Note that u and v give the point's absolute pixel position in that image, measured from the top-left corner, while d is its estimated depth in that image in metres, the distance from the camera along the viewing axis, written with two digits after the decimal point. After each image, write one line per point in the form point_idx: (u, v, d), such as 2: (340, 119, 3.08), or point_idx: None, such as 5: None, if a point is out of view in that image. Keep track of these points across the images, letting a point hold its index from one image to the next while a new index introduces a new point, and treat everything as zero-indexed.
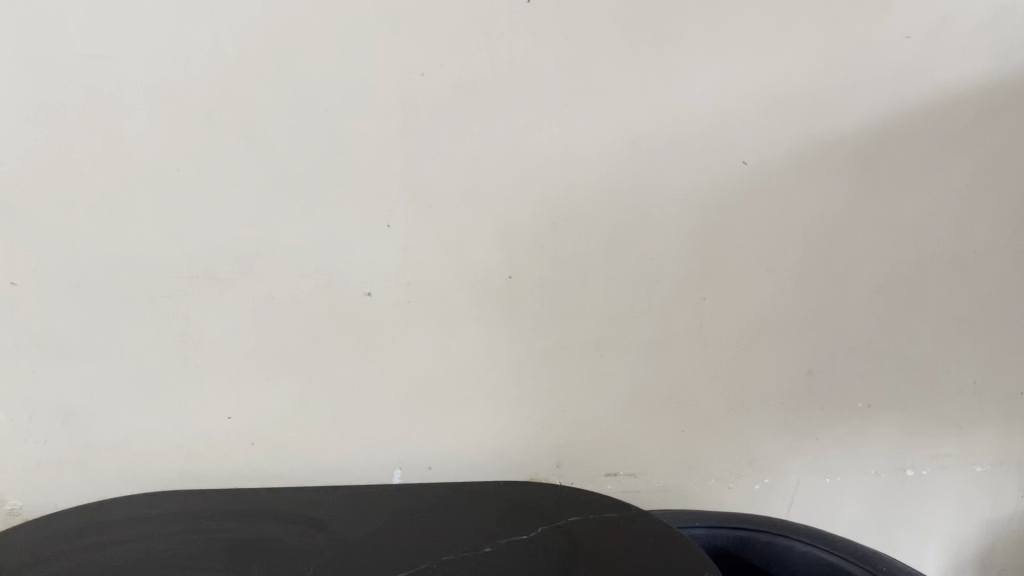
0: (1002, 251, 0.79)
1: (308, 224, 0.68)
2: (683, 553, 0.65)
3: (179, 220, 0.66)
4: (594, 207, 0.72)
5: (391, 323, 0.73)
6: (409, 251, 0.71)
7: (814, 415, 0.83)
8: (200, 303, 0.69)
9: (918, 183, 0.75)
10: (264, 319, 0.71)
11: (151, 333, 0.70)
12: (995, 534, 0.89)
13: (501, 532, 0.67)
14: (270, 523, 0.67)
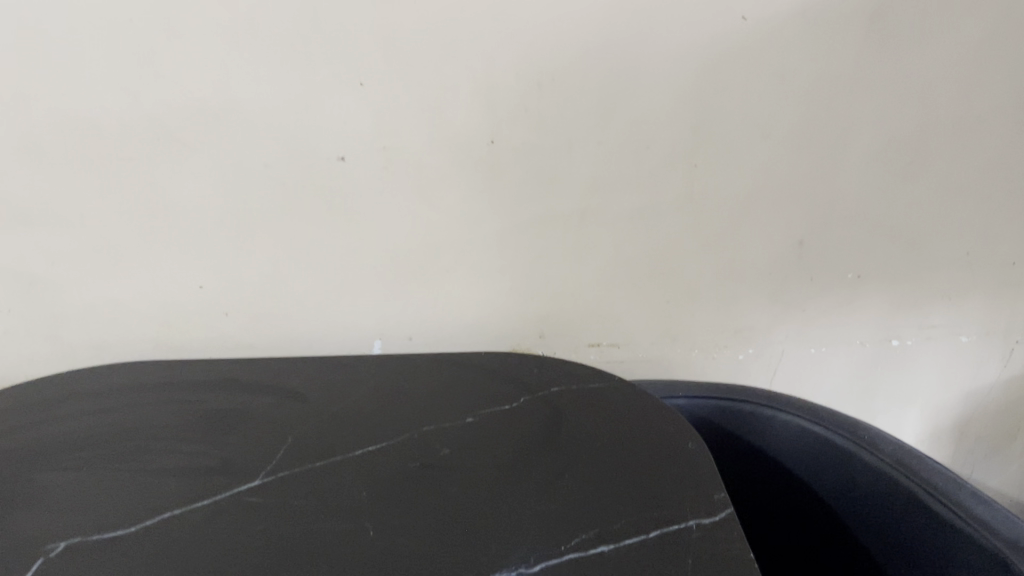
0: (1008, 115, 0.75)
1: (275, 84, 0.64)
2: (665, 423, 0.64)
3: (135, 78, 0.62)
4: (581, 67, 0.67)
5: (366, 190, 0.70)
6: (385, 114, 0.67)
7: (802, 286, 0.82)
8: (165, 169, 0.66)
9: (928, 41, 0.70)
10: (233, 186, 0.68)
11: (115, 201, 0.67)
12: (974, 403, 0.90)
13: (481, 403, 0.67)
14: (248, 394, 0.66)
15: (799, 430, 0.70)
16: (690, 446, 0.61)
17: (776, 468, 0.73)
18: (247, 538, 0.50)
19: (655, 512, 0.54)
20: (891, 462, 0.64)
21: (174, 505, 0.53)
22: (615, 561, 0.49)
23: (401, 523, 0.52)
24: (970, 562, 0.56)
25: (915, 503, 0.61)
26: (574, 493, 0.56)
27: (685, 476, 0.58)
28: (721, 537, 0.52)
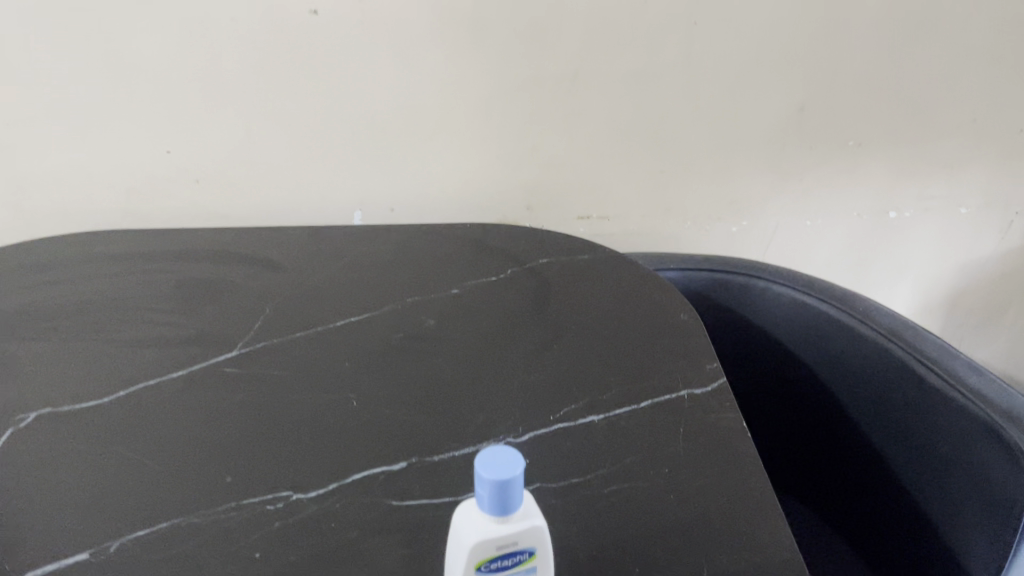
0: None
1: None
2: (657, 293, 0.62)
3: None
4: None
5: (343, 48, 0.65)
6: None
7: (800, 154, 0.78)
8: (122, 21, 0.61)
9: None
10: (198, 41, 0.63)
11: (69, 57, 0.62)
12: (969, 276, 0.89)
13: (468, 274, 0.64)
14: (223, 264, 0.64)
15: (792, 301, 0.69)
16: (684, 318, 0.59)
17: (766, 341, 0.72)
18: (226, 410, 0.49)
19: (646, 383, 0.53)
20: (885, 333, 0.62)
21: (147, 376, 0.51)
22: (604, 432, 0.49)
23: (385, 394, 0.51)
24: (960, 431, 0.56)
25: (908, 374, 0.60)
26: (563, 364, 0.54)
27: (678, 348, 0.56)
28: (712, 406, 0.51)
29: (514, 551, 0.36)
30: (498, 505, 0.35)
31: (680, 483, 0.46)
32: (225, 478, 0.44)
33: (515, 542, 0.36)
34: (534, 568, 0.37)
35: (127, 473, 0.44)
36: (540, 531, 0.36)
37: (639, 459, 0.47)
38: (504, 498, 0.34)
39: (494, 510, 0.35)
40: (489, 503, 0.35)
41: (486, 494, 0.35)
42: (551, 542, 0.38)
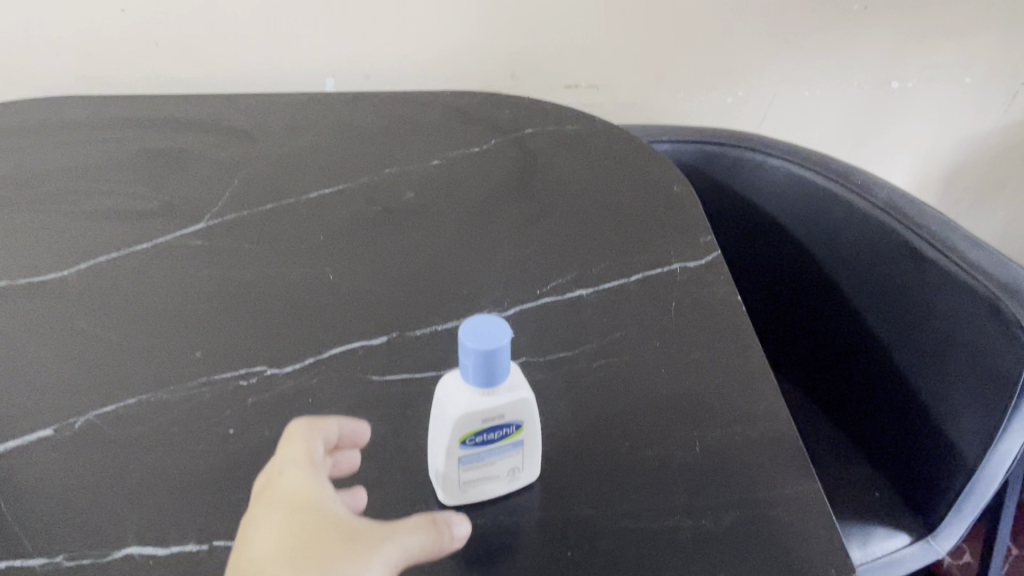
0: None
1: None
2: (649, 161, 0.59)
3: None
4: None
5: None
6: None
7: (801, 20, 0.74)
8: None
9: None
10: None
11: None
12: (968, 150, 0.86)
13: (449, 139, 0.60)
14: (186, 131, 0.60)
15: (786, 174, 0.66)
16: (677, 188, 0.56)
17: (759, 215, 0.69)
18: (193, 285, 0.47)
19: (637, 257, 0.50)
20: (882, 205, 0.60)
21: (111, 250, 0.49)
22: (593, 306, 0.47)
23: (363, 266, 0.49)
24: (955, 307, 0.55)
25: (905, 248, 0.58)
26: (550, 236, 0.52)
27: (672, 220, 0.53)
28: (706, 278, 0.49)
29: (500, 423, 0.34)
30: (483, 376, 0.33)
31: (671, 357, 0.44)
32: (194, 354, 0.42)
33: (501, 414, 0.34)
34: (521, 440, 0.36)
35: (92, 351, 0.42)
36: (528, 403, 0.34)
37: (629, 332, 0.45)
38: (489, 368, 0.32)
39: (479, 381, 0.33)
40: (473, 373, 0.33)
41: (470, 364, 0.33)
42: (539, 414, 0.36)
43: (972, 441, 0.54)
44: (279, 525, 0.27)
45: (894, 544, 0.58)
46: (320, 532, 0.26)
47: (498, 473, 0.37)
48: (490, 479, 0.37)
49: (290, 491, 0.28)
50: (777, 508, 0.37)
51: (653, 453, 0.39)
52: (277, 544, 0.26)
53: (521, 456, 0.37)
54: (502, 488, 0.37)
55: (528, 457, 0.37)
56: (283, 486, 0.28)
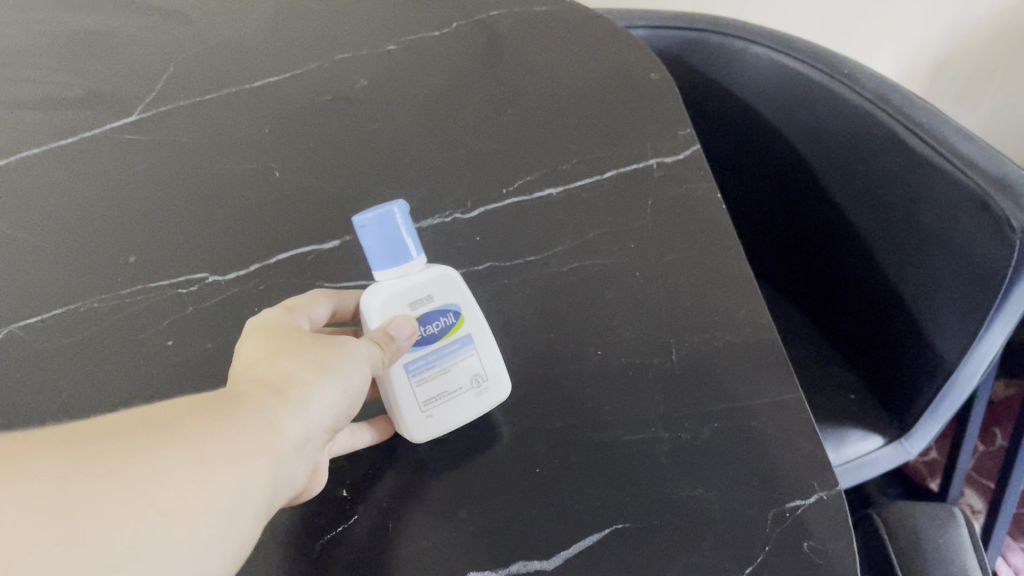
0: None
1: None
2: (624, 44, 0.53)
3: None
4: None
5: None
6: None
7: None
8: None
9: None
10: None
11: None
12: (965, 35, 0.78)
13: (405, 19, 0.54)
14: (115, 8, 0.54)
15: (770, 63, 0.61)
16: (654, 76, 0.51)
17: (741, 106, 0.65)
18: (127, 184, 0.43)
19: (610, 152, 0.46)
20: (871, 98, 0.55)
21: (36, 144, 0.44)
22: (563, 206, 0.44)
23: (313, 163, 0.45)
24: (942, 205, 0.51)
25: (893, 140, 0.54)
26: (516, 130, 0.48)
27: (649, 111, 0.48)
28: (685, 176, 0.45)
29: (435, 309, 0.34)
30: (389, 253, 0.33)
31: (647, 261, 0.41)
32: (128, 259, 0.39)
33: (428, 298, 0.34)
34: (469, 338, 0.35)
35: (18, 260, 0.39)
36: (450, 280, 0.34)
37: (602, 234, 0.42)
38: (393, 243, 0.33)
39: (390, 261, 0.33)
40: (381, 254, 0.33)
41: (373, 245, 0.33)
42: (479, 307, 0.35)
43: (956, 344, 0.52)
44: (270, 337, 0.31)
45: (868, 445, 0.58)
46: (316, 339, 0.31)
47: (461, 386, 0.34)
48: (452, 393, 0.34)
49: (280, 321, 0.32)
50: (756, 421, 0.35)
51: (624, 363, 0.37)
52: (276, 350, 0.30)
53: (478, 358, 0.35)
54: (471, 406, 0.35)
55: (487, 358, 0.35)
56: (272, 319, 0.32)
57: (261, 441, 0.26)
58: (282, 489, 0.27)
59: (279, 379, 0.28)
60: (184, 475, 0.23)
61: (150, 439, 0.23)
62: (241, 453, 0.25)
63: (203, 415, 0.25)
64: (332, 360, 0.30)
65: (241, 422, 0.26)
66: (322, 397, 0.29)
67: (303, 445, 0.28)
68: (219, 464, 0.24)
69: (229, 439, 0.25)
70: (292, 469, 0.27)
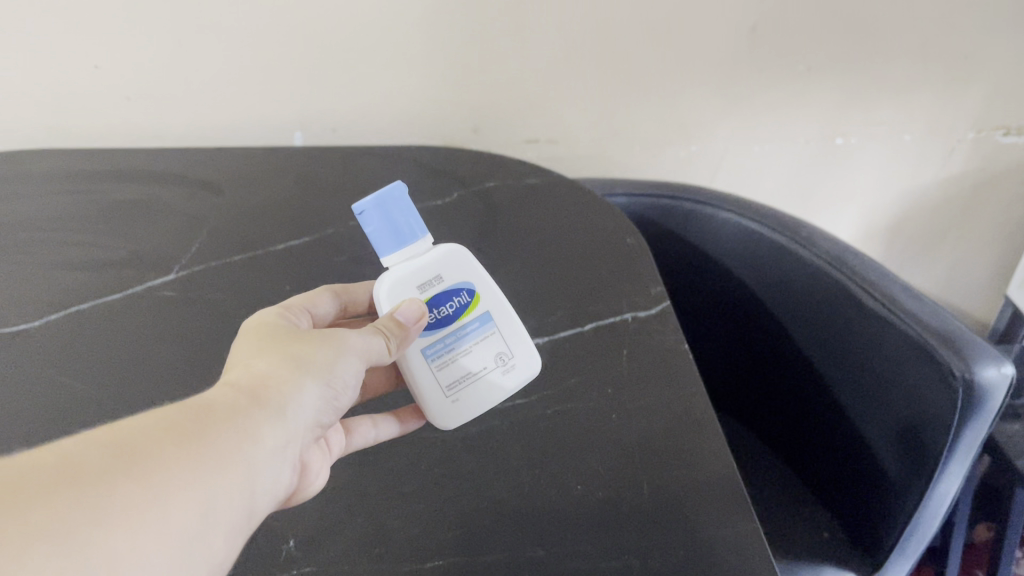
0: None
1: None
2: (606, 215, 0.60)
3: None
4: None
5: None
6: None
7: (751, 78, 0.72)
8: None
9: None
10: None
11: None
12: (915, 202, 0.86)
13: (411, 193, 0.62)
14: (155, 182, 0.61)
15: (738, 226, 0.68)
16: (630, 242, 0.58)
17: (711, 264, 0.72)
18: (163, 334, 0.48)
19: (590, 306, 0.52)
20: (827, 258, 0.62)
21: (81, 298, 0.50)
22: (547, 354, 0.49)
23: None
24: (895, 357, 0.56)
25: (848, 298, 0.60)
26: (509, 287, 0.54)
27: (626, 271, 0.55)
28: (656, 328, 0.51)
29: (449, 290, 0.43)
30: (391, 236, 0.41)
31: (622, 403, 0.46)
32: (162, 402, 0.44)
33: (439, 277, 0.43)
34: (484, 316, 0.43)
35: (62, 402, 0.43)
36: (454, 262, 0.43)
37: (582, 379, 0.48)
38: (392, 224, 0.41)
39: (394, 243, 0.42)
40: (384, 238, 0.41)
41: (377, 231, 0.41)
42: (491, 291, 0.44)
43: (904, 471, 0.57)
44: (252, 343, 0.35)
45: None
46: (308, 336, 0.36)
47: (488, 364, 0.43)
48: (479, 372, 0.43)
49: (276, 322, 0.38)
50: (721, 552, 0.39)
51: (602, 496, 0.42)
52: (262, 356, 0.34)
53: (499, 336, 0.44)
54: (493, 381, 0.43)
55: (509, 337, 0.44)
56: (271, 317, 0.38)
57: (236, 451, 0.29)
58: (261, 492, 0.31)
59: (260, 380, 0.33)
60: (167, 474, 0.26)
61: (141, 439, 0.27)
62: (216, 452, 0.28)
63: (183, 423, 0.29)
64: (311, 359, 0.35)
65: (218, 434, 0.29)
66: (298, 397, 0.33)
67: (278, 451, 0.32)
68: (200, 462, 0.27)
69: (210, 440, 0.29)
70: (270, 474, 0.31)
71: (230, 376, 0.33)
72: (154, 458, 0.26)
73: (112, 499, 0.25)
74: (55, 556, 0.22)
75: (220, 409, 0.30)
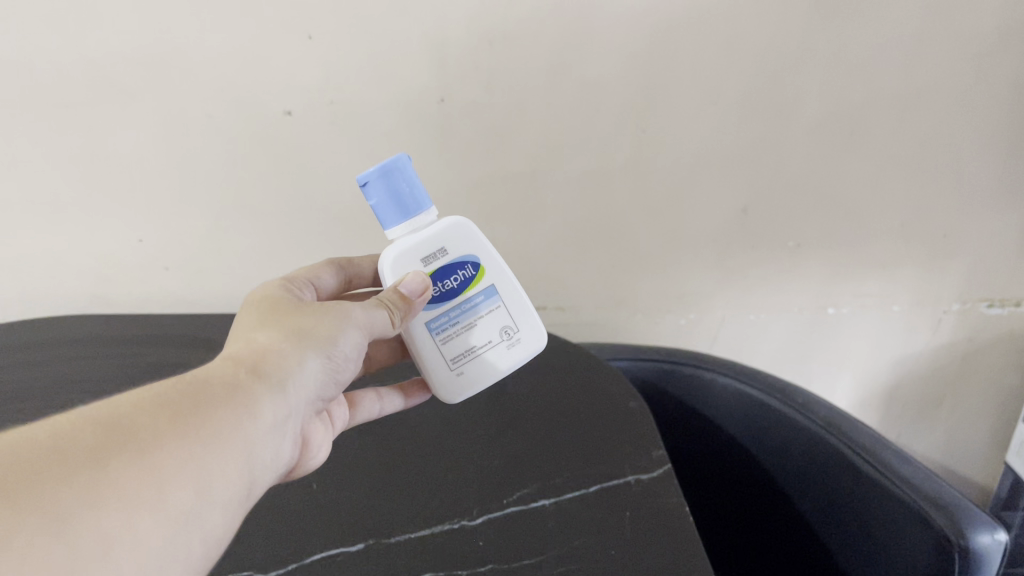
0: (971, 94, 0.66)
1: (189, 22, 0.57)
2: (612, 383, 0.64)
3: (37, 32, 0.56)
4: (519, 17, 0.59)
5: (297, 145, 0.65)
6: (302, 70, 0.60)
7: (744, 253, 0.78)
8: (88, 123, 0.62)
9: (887, 12, 0.60)
10: (160, 141, 0.64)
11: (37, 144, 0.62)
12: (907, 370, 0.89)
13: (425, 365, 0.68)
14: (184, 347, 0.66)
15: (738, 391, 0.71)
16: (633, 406, 0.61)
17: (713, 428, 0.74)
18: None
19: (596, 468, 0.54)
20: (819, 421, 0.64)
21: None
22: (555, 514, 0.50)
23: (344, 475, 0.54)
24: (894, 524, 0.58)
25: (842, 463, 0.62)
26: (517, 448, 0.56)
27: (628, 434, 0.57)
28: (658, 491, 0.51)
29: (454, 264, 0.46)
30: (395, 209, 0.43)
31: (628, 564, 0.45)
32: None
33: (444, 250, 0.46)
34: (487, 288, 0.47)
35: None
36: (459, 234, 0.46)
37: (587, 539, 0.47)
38: (395, 194, 0.43)
39: (397, 215, 0.43)
40: (388, 209, 0.43)
41: (380, 202, 0.43)
42: (495, 262, 0.47)
43: None
44: (256, 319, 0.41)
45: None
46: (306, 310, 0.42)
47: (494, 338, 0.47)
48: (485, 346, 0.47)
49: (277, 299, 0.43)
50: None
51: None
52: (264, 331, 0.40)
53: (505, 310, 0.47)
54: (497, 354, 0.47)
55: (514, 311, 0.47)
56: (271, 294, 0.44)
57: (228, 422, 0.33)
58: (263, 454, 0.35)
59: (261, 353, 0.38)
60: (177, 431, 0.31)
61: (150, 409, 0.31)
62: (218, 416, 0.33)
63: (185, 394, 0.33)
64: (312, 332, 0.40)
65: (214, 405, 0.33)
66: (298, 369, 0.39)
67: (275, 422, 0.37)
68: (204, 427, 0.32)
69: (212, 409, 0.33)
70: (270, 440, 0.36)
71: (233, 349, 0.38)
72: (144, 426, 0.30)
73: (132, 453, 0.29)
74: (90, 499, 0.27)
75: (218, 382, 0.35)
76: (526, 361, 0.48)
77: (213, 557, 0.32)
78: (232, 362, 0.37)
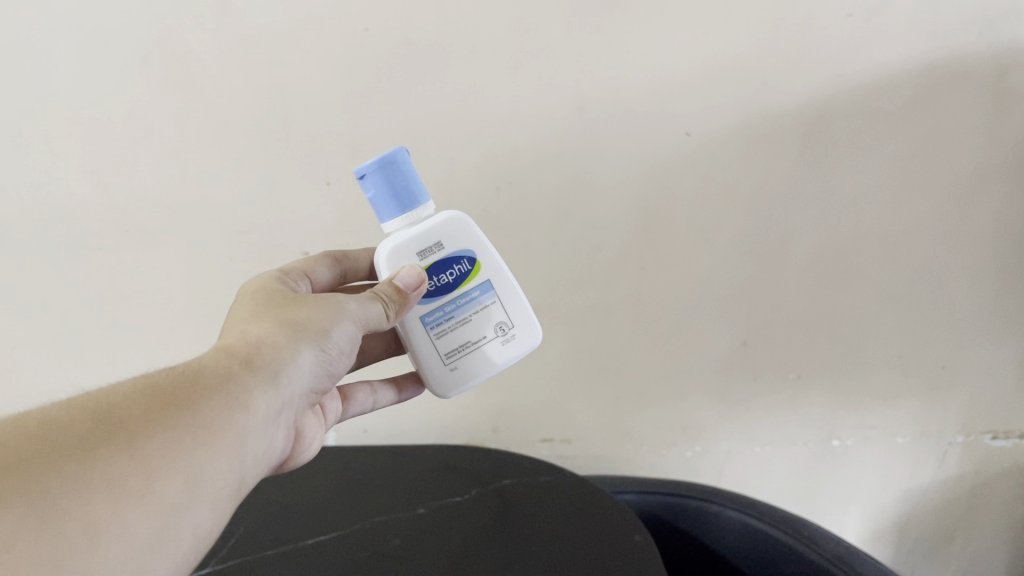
0: (956, 234, 0.69)
1: (217, 172, 0.61)
2: (617, 515, 0.64)
3: (76, 184, 0.60)
4: (525, 167, 0.63)
5: None
6: (321, 215, 0.64)
7: (746, 384, 0.79)
8: (116, 264, 0.65)
9: (869, 159, 0.64)
10: (184, 279, 0.67)
11: (69, 284, 0.66)
12: (917, 504, 0.89)
13: (431, 496, 0.69)
14: None
15: (745, 525, 0.70)
16: (637, 539, 0.61)
17: (721, 564, 0.74)
18: None
19: None
20: (829, 557, 0.64)
21: None
22: None
23: None
24: None
25: None
26: None
27: (634, 568, 0.57)
28: None
29: (451, 259, 0.50)
30: (392, 203, 0.47)
31: None
32: None
33: (440, 244, 0.50)
34: (483, 283, 0.51)
35: None
36: (456, 230, 0.50)
37: None
38: (391, 187, 0.47)
39: (394, 208, 0.47)
40: (385, 201, 0.47)
41: (377, 194, 0.47)
42: (491, 260, 0.51)
43: None
44: (253, 312, 0.44)
45: None
46: (302, 303, 0.45)
47: (489, 333, 0.51)
48: (480, 340, 0.51)
49: (275, 294, 0.47)
50: None
51: None
52: (261, 324, 0.43)
53: (499, 305, 0.51)
54: (493, 348, 0.51)
55: (508, 307, 0.51)
56: (270, 289, 0.47)
57: (218, 413, 0.37)
58: (255, 441, 0.39)
59: (256, 342, 0.41)
60: (166, 424, 0.34)
61: (143, 402, 0.35)
62: (208, 406, 0.37)
63: (177, 387, 0.36)
64: (305, 325, 0.44)
65: (206, 397, 0.37)
66: (290, 363, 0.42)
67: (265, 412, 0.40)
68: (194, 418, 0.35)
69: (203, 400, 0.37)
70: (260, 429, 0.39)
71: (230, 339, 0.42)
72: (135, 419, 0.33)
73: (121, 447, 0.32)
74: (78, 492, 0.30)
75: (212, 372, 0.38)
76: (520, 356, 0.52)
77: (201, 546, 0.35)
78: (228, 354, 0.40)
